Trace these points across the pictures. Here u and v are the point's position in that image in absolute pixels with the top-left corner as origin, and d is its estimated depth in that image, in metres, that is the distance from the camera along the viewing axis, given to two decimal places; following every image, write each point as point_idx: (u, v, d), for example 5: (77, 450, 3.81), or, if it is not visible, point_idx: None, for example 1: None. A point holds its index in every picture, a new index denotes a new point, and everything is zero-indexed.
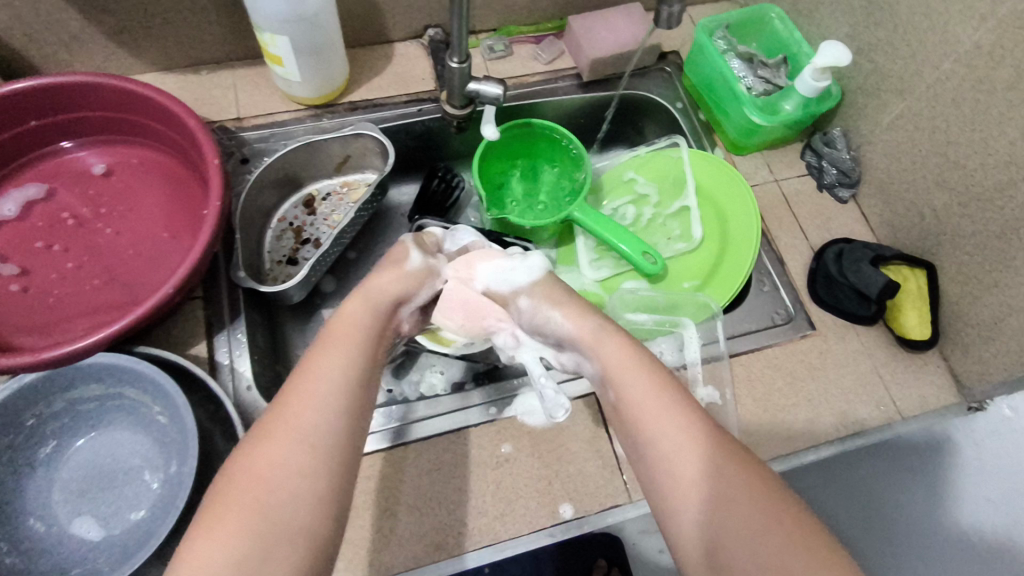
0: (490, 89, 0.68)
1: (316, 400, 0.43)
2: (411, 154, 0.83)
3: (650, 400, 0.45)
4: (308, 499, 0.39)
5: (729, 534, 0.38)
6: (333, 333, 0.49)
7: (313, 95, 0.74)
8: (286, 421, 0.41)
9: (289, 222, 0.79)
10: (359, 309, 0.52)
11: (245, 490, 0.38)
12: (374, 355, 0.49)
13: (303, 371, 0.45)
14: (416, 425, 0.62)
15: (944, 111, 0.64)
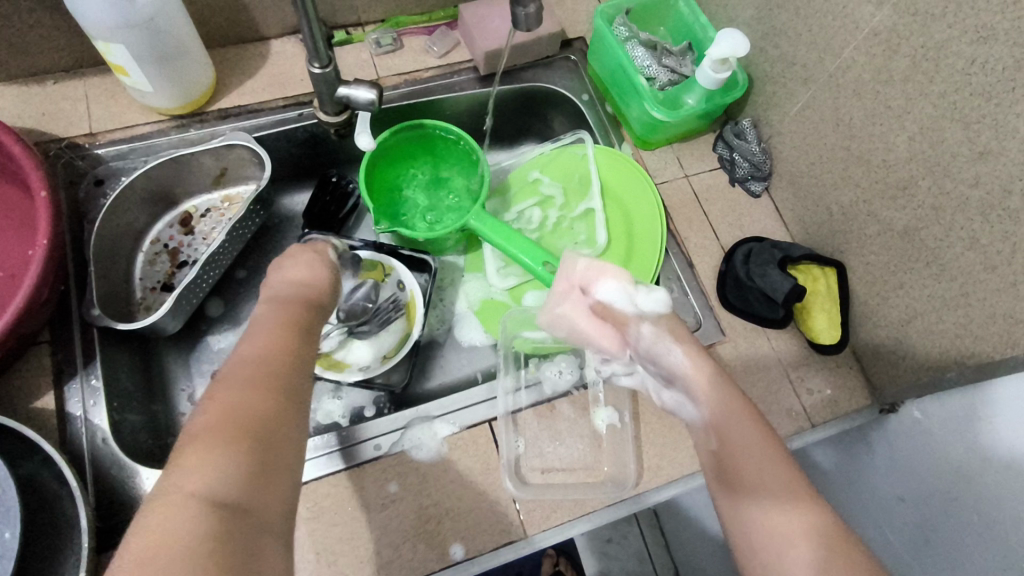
0: (362, 94, 0.62)
1: (291, 353, 0.40)
2: (299, 161, 0.76)
3: (734, 418, 0.46)
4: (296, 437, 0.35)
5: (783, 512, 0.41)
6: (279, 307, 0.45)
7: (174, 104, 0.67)
8: (266, 364, 0.37)
9: (163, 243, 0.72)
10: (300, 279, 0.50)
11: (244, 416, 0.33)
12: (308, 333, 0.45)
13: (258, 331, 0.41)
14: (362, 446, 0.59)
15: (847, 101, 0.60)
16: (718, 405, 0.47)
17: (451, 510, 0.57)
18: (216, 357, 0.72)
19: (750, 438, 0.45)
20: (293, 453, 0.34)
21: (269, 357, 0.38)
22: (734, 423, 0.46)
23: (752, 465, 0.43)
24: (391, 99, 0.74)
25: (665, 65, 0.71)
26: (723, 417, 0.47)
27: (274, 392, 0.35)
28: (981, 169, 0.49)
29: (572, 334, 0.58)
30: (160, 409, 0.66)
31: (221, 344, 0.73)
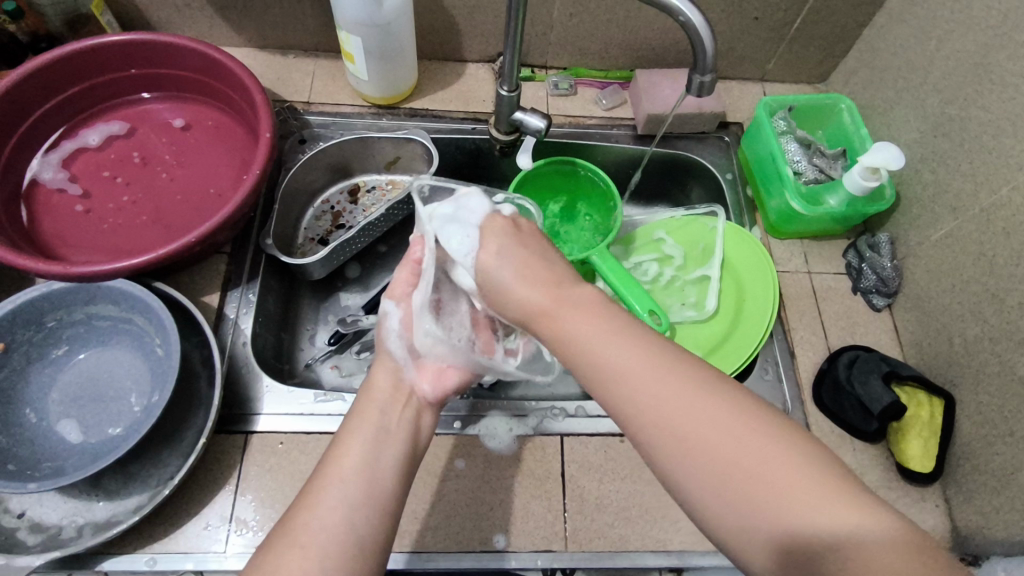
0: (534, 121, 0.70)
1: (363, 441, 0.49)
2: (459, 168, 0.86)
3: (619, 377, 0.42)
4: (361, 514, 0.44)
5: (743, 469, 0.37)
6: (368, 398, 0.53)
7: (379, 94, 0.79)
8: (334, 460, 0.47)
9: (331, 205, 0.84)
10: (387, 376, 0.56)
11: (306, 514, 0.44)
12: (399, 409, 0.53)
13: (348, 426, 0.51)
14: (477, 420, 0.64)
15: (994, 239, 0.61)
16: (555, 316, 0.46)
17: (503, 502, 0.61)
18: (341, 312, 0.82)
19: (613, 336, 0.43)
20: (365, 523, 0.44)
21: (350, 451, 0.48)
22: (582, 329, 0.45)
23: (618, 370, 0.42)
24: (554, 135, 0.83)
25: (815, 163, 0.75)
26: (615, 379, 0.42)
27: (331, 472, 0.46)
28: None
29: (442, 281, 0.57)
30: (286, 338, 0.76)
31: (349, 302, 0.83)
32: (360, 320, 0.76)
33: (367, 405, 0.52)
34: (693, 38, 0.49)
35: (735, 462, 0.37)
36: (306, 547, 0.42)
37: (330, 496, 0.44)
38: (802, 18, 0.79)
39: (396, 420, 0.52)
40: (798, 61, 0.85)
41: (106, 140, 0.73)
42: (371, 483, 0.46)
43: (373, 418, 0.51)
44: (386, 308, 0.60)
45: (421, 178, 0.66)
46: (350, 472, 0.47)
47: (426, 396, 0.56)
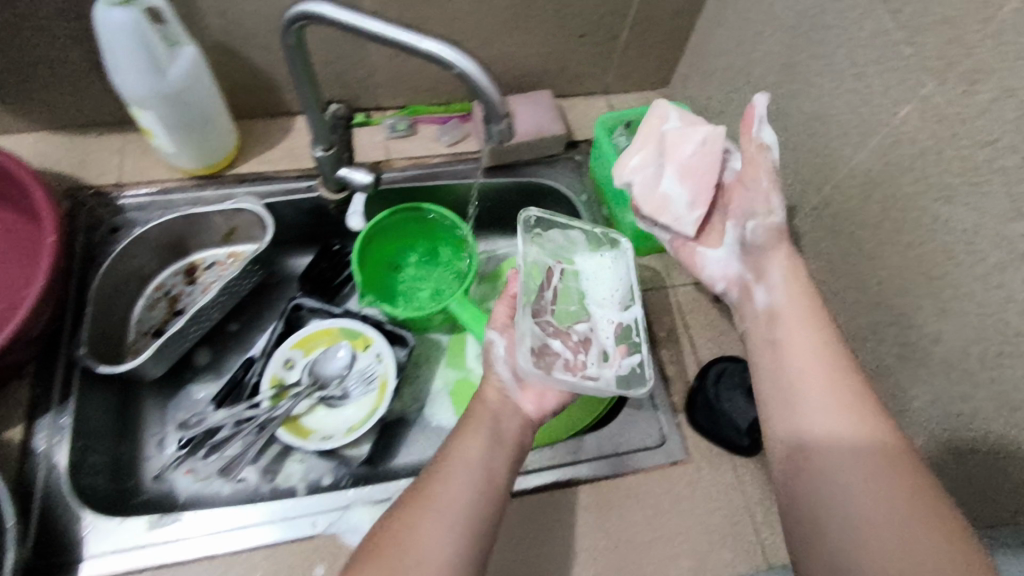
0: (359, 176, 0.66)
1: (480, 446, 0.53)
2: (304, 227, 0.80)
3: (801, 327, 0.53)
4: (472, 494, 0.50)
5: (833, 449, 0.46)
6: (472, 420, 0.56)
7: (196, 165, 0.72)
8: (461, 458, 0.52)
9: (165, 290, 0.76)
10: (494, 395, 0.59)
11: (443, 495, 0.49)
12: (513, 434, 0.56)
13: (460, 432, 0.55)
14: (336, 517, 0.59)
15: (825, 239, 0.61)
16: (781, 322, 0.54)
17: None
18: (192, 406, 0.74)
19: (835, 393, 0.48)
20: (467, 504, 0.49)
21: (485, 458, 0.53)
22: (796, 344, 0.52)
23: (810, 396, 0.49)
24: (398, 180, 0.78)
25: None
26: (784, 313, 0.54)
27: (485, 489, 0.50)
28: (948, 327, 0.48)
29: (644, 194, 0.62)
30: (125, 450, 0.68)
31: (200, 394, 0.75)
32: (207, 418, 0.69)
33: (481, 413, 0.57)
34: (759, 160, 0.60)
35: (841, 435, 0.46)
36: (446, 529, 0.47)
37: (465, 490, 0.50)
38: (627, 29, 0.77)
39: (506, 427, 0.56)
40: (636, 70, 0.84)
41: None
42: (488, 473, 0.52)
43: (487, 425, 0.56)
44: (489, 338, 0.63)
45: (528, 210, 0.68)
46: (471, 469, 0.51)
47: (529, 414, 0.59)
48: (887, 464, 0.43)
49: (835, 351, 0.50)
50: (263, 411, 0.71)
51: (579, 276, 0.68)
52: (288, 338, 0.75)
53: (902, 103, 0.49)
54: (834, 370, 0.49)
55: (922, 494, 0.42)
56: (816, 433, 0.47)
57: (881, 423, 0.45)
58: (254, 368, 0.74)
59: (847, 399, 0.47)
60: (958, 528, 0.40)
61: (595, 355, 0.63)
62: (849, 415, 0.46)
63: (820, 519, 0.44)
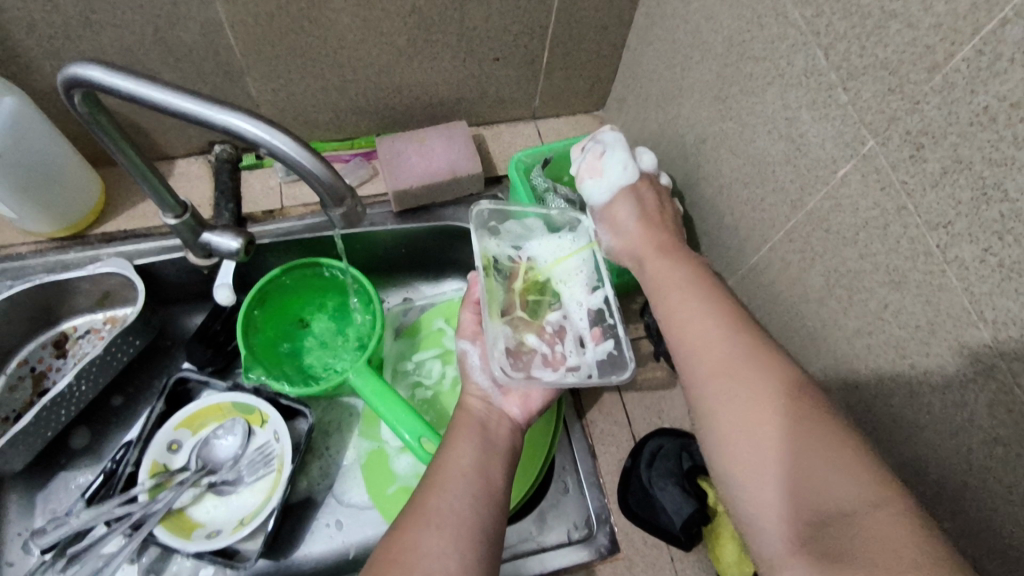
0: (226, 241, 0.56)
1: (469, 444, 0.46)
2: (192, 287, 0.71)
3: (676, 286, 0.47)
4: (467, 500, 0.42)
5: (727, 421, 0.39)
6: (459, 426, 0.48)
7: (51, 227, 0.63)
8: (448, 461, 0.45)
9: (30, 366, 0.67)
10: (479, 400, 0.51)
11: (441, 496, 0.42)
12: (506, 442, 0.48)
13: (455, 428, 0.48)
14: None
15: (767, 303, 0.52)
16: (652, 264, 0.51)
17: None
18: (65, 499, 0.65)
19: (722, 351, 0.41)
20: (460, 510, 0.41)
21: (474, 465, 0.44)
22: (674, 307, 0.46)
23: (700, 372, 0.41)
24: (292, 230, 0.69)
25: None
26: (649, 273, 0.51)
27: (475, 486, 0.43)
28: (901, 435, 0.40)
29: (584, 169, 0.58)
30: None
31: (76, 483, 0.65)
32: (70, 521, 0.59)
33: (464, 421, 0.49)
34: (679, 183, 0.63)
35: (736, 397, 0.39)
36: (449, 547, 0.39)
37: (459, 495, 0.42)
38: (548, 50, 0.68)
39: (497, 434, 0.48)
40: (565, 95, 0.75)
41: None
42: (485, 478, 0.44)
43: (474, 428, 0.48)
44: (462, 348, 0.54)
45: (477, 205, 0.58)
46: (464, 471, 0.44)
47: (515, 419, 0.51)
48: (784, 413, 0.37)
49: (725, 306, 0.44)
50: (138, 507, 0.61)
51: (539, 262, 0.58)
52: (173, 417, 0.66)
53: (840, 160, 0.41)
54: (724, 325, 0.43)
55: (836, 461, 0.34)
56: (707, 406, 0.40)
57: (788, 384, 0.38)
58: (128, 456, 0.63)
59: (733, 351, 0.41)
60: (868, 501, 0.32)
61: (572, 344, 0.54)
62: (742, 386, 0.39)
63: (734, 488, 0.37)
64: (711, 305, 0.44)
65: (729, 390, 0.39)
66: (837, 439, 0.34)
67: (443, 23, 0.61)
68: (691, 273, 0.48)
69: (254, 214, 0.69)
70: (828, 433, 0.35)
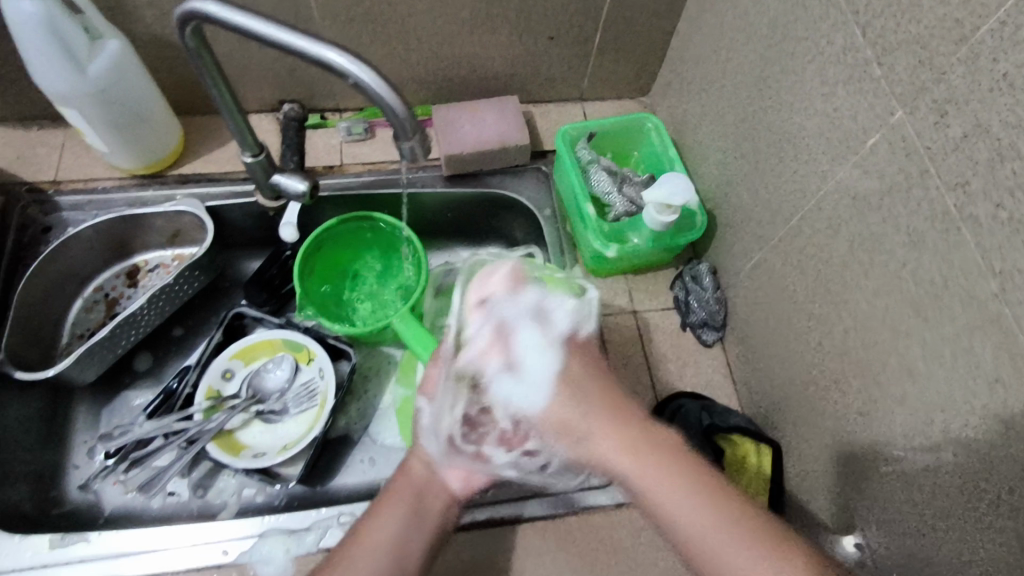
0: (294, 184, 0.62)
1: (399, 513, 0.49)
2: (253, 232, 0.76)
3: (601, 419, 0.47)
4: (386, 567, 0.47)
5: (675, 513, 0.43)
6: (390, 494, 0.51)
7: (135, 164, 0.69)
8: (372, 528, 0.49)
9: (104, 292, 0.73)
10: (422, 466, 0.53)
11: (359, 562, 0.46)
12: (434, 513, 0.51)
13: (388, 493, 0.51)
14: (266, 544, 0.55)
15: (793, 271, 0.55)
16: (571, 412, 0.47)
17: None
18: (127, 414, 0.71)
19: (643, 459, 0.45)
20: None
21: (393, 539, 0.48)
22: (617, 452, 0.46)
23: (621, 469, 0.45)
24: (349, 186, 0.74)
25: (626, 194, 0.68)
26: (582, 402, 0.47)
27: (389, 554, 0.47)
28: (910, 387, 0.43)
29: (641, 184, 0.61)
30: (49, 457, 0.66)
31: (137, 401, 0.72)
32: (134, 429, 0.65)
33: (403, 486, 0.51)
34: (716, 162, 0.66)
35: (659, 492, 0.44)
36: None
37: (372, 563, 0.46)
38: (600, 32, 0.72)
39: (433, 507, 0.51)
40: (613, 78, 0.79)
41: None
42: (403, 545, 0.48)
43: (405, 498, 0.50)
44: (418, 406, 0.54)
45: (465, 256, 0.67)
46: (382, 545, 0.47)
47: (454, 493, 0.53)
48: (736, 526, 0.41)
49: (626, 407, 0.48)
50: (193, 424, 0.66)
51: None
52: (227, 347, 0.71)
53: (870, 130, 0.44)
54: (670, 451, 0.45)
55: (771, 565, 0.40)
56: (671, 516, 0.43)
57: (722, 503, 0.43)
58: (187, 378, 0.69)
59: (657, 459, 0.45)
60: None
61: None
62: (688, 490, 0.43)
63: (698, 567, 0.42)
64: (627, 424, 0.47)
65: (721, 524, 0.42)
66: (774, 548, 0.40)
67: None
68: (599, 382, 0.49)
69: (316, 168, 0.74)
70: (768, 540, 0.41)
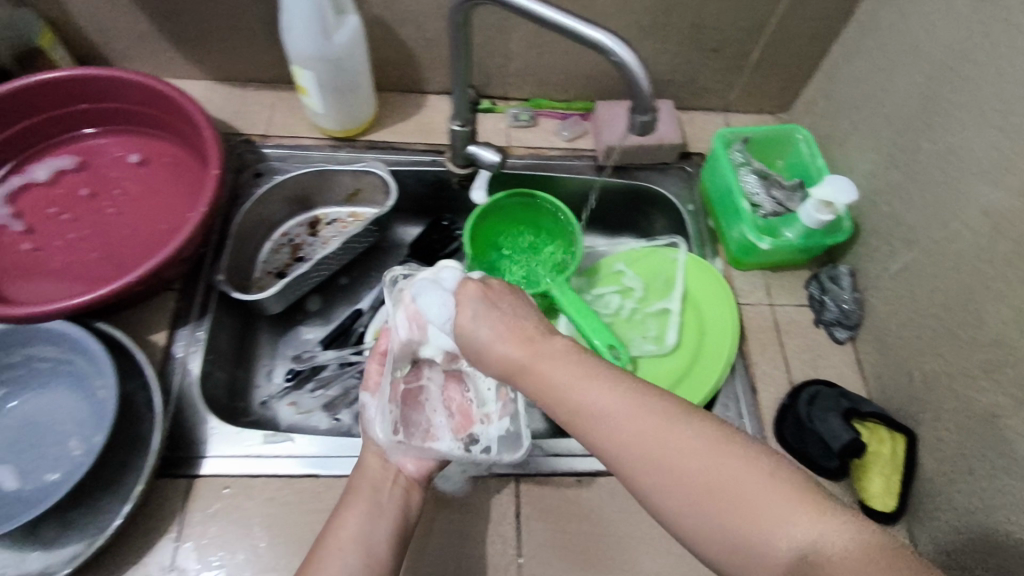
0: (488, 155, 0.70)
1: (365, 509, 0.55)
2: (420, 199, 0.85)
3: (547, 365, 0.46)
4: (356, 559, 0.52)
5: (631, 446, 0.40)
6: (353, 492, 0.57)
7: (336, 127, 0.79)
8: (337, 530, 0.54)
9: (289, 238, 0.82)
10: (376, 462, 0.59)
11: (333, 549, 0.53)
12: (398, 509, 0.56)
13: (352, 491, 0.57)
14: None
15: (946, 272, 0.60)
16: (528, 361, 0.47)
17: (457, 547, 0.60)
18: (300, 346, 0.80)
19: (527, 344, 0.48)
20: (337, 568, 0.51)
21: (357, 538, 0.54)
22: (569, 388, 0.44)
23: (584, 421, 0.43)
24: (514, 166, 0.82)
25: (773, 196, 0.74)
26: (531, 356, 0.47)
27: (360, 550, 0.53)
28: None
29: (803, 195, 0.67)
30: (240, 375, 0.74)
31: (309, 335, 0.81)
32: (316, 356, 0.77)
33: (362, 481, 0.58)
34: (866, 173, 0.72)
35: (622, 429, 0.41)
36: None
37: (346, 558, 0.52)
38: (759, 48, 0.79)
39: (388, 497, 0.57)
40: (759, 92, 0.86)
41: (55, 174, 0.72)
42: (368, 537, 0.54)
43: (368, 495, 0.56)
44: (363, 401, 0.63)
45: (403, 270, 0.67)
46: (348, 544, 0.53)
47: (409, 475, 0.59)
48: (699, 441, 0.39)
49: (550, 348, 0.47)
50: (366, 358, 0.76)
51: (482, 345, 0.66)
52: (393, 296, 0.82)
53: None
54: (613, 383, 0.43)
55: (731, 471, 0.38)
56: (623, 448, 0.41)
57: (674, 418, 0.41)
58: (361, 320, 0.80)
59: (583, 387, 0.44)
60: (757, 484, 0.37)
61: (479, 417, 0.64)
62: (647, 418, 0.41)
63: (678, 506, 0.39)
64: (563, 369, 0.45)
65: (619, 406, 0.42)
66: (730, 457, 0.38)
67: (684, 9, 0.73)
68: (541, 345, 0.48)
69: None
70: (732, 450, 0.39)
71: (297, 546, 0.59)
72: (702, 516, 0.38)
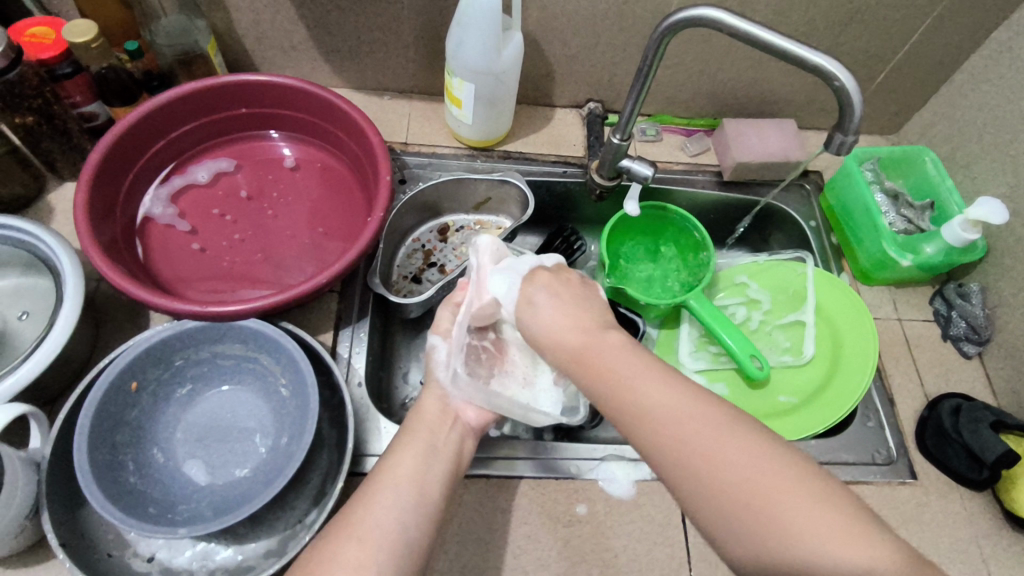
0: (642, 168, 0.71)
1: (423, 453, 0.53)
2: (545, 209, 0.87)
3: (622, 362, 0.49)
4: (409, 500, 0.49)
5: (697, 456, 0.43)
6: (408, 432, 0.55)
7: (476, 137, 0.81)
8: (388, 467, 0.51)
9: (421, 244, 0.84)
10: (431, 404, 0.58)
11: (386, 484, 0.50)
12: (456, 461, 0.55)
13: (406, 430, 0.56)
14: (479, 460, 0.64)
15: None
16: (600, 364, 0.50)
17: (627, 549, 0.62)
18: None
19: (603, 358, 0.51)
20: (391, 503, 0.48)
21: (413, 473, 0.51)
22: (637, 393, 0.47)
23: (655, 425, 0.45)
24: None
25: (904, 215, 0.78)
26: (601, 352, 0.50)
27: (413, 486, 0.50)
28: None
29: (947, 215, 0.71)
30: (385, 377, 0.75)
31: None
32: None
33: (413, 423, 0.56)
34: (1000, 196, 0.74)
35: (696, 439, 0.44)
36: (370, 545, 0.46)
37: (395, 493, 0.49)
38: (884, 72, 0.82)
39: (442, 440, 0.55)
40: (875, 113, 0.89)
41: (214, 177, 0.74)
42: (430, 481, 0.51)
43: (421, 437, 0.55)
44: (432, 343, 0.62)
45: None
46: (402, 481, 0.50)
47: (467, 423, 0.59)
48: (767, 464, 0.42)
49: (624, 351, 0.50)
50: None
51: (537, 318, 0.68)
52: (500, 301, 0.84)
53: None
54: (690, 394, 0.46)
55: (792, 492, 0.41)
56: (696, 455, 0.43)
57: (746, 439, 0.44)
58: None
59: (667, 395, 0.46)
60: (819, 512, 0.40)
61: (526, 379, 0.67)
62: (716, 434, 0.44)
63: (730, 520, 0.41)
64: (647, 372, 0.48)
65: (673, 411, 0.46)
66: (791, 481, 0.42)
67: (820, 34, 0.76)
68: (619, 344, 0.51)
69: None
70: (796, 475, 0.42)
71: (472, 545, 0.60)
72: (730, 518, 0.41)
